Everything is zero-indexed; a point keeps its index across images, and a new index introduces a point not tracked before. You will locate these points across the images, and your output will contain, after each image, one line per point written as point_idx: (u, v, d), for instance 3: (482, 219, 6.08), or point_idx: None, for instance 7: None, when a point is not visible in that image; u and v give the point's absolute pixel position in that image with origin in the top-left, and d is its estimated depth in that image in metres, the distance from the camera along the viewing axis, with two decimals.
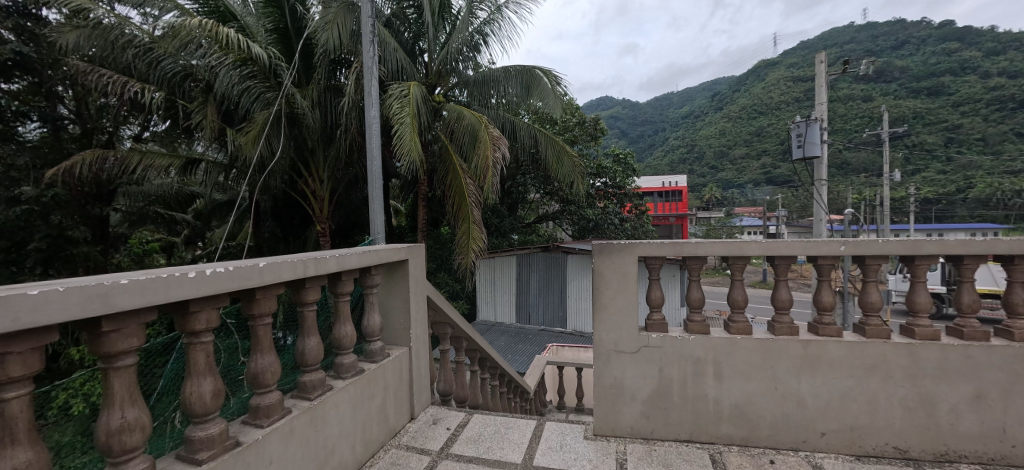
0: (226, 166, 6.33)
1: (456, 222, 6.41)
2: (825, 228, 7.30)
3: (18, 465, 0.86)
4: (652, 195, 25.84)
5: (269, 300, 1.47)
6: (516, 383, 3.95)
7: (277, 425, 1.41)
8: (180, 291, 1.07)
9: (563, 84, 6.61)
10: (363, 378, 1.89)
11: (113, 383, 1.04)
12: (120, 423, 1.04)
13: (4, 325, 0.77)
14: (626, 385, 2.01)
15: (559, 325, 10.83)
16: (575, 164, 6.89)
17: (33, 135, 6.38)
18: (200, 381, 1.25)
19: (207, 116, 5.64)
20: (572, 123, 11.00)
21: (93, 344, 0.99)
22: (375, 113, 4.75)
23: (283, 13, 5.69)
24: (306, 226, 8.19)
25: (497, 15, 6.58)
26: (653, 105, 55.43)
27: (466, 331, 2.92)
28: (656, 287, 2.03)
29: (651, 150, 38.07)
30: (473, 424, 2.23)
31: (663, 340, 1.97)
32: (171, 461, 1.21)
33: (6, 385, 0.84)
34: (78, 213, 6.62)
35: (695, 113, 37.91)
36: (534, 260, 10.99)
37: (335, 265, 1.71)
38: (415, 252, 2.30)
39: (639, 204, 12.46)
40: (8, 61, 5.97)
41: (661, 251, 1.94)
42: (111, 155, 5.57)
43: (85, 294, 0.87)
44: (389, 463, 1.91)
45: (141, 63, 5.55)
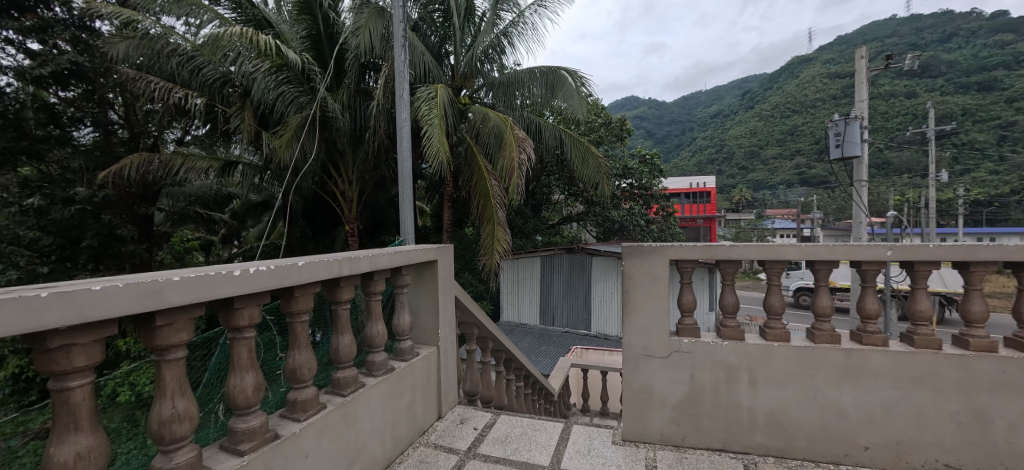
0: (261, 168, 6.57)
1: (480, 222, 6.46)
2: (865, 230, 6.95)
3: (80, 450, 0.91)
4: (679, 196, 25.30)
5: (307, 298, 1.52)
6: (540, 385, 3.93)
7: (313, 420, 1.45)
8: (225, 288, 1.12)
9: (587, 85, 6.57)
10: (393, 376, 1.92)
11: (164, 375, 1.09)
12: (171, 413, 1.09)
13: (69, 317, 0.82)
14: (656, 390, 1.97)
15: (584, 326, 10.71)
16: (601, 165, 6.84)
17: (87, 139, 6.82)
18: (242, 375, 1.30)
19: (245, 120, 5.88)
20: (597, 123, 10.90)
21: (149, 337, 1.05)
22: (405, 115, 4.84)
23: (316, 20, 5.89)
24: (334, 226, 8.41)
25: (522, 17, 6.63)
26: (681, 105, 54.29)
27: (492, 331, 2.93)
28: (688, 292, 1.98)
29: (679, 150, 37.23)
30: (500, 425, 2.24)
31: (695, 345, 1.93)
32: (214, 451, 1.26)
33: (71, 374, 0.90)
34: (125, 212, 7.00)
35: (724, 112, 36.90)
36: (558, 260, 10.89)
37: (368, 265, 1.75)
38: (444, 252, 2.33)
39: (665, 205, 12.26)
40: (65, 70, 6.31)
41: (693, 254, 1.90)
42: (157, 158, 5.88)
43: (140, 290, 0.92)
44: (418, 460, 1.93)
45: (184, 70, 5.83)
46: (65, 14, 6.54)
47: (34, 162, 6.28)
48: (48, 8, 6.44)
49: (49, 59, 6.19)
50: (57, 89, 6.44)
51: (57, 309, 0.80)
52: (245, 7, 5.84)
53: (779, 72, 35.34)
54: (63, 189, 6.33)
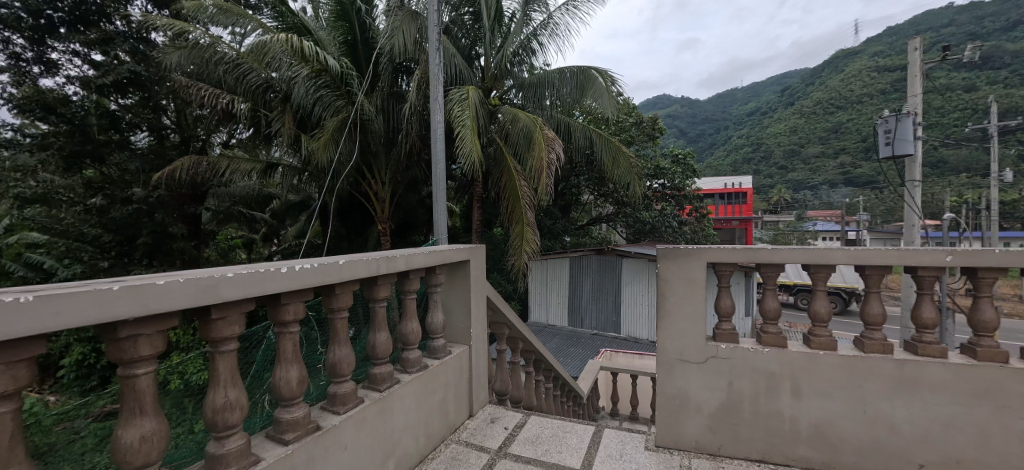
0: (300, 169, 6.82)
1: (509, 222, 6.47)
2: (918, 234, 6.53)
3: (144, 433, 0.98)
4: (714, 197, 24.52)
5: (346, 296, 1.57)
6: (569, 387, 3.91)
7: (352, 413, 1.51)
8: (274, 285, 1.18)
9: (618, 84, 6.47)
10: (427, 373, 1.96)
11: (218, 366, 1.16)
12: (223, 402, 1.15)
13: (137, 310, 0.88)
14: (692, 396, 1.93)
15: (613, 329, 10.54)
16: (632, 165, 6.72)
17: (143, 143, 7.27)
18: (288, 368, 1.36)
19: (285, 123, 6.13)
20: (628, 123, 10.71)
21: (205, 330, 1.12)
22: (439, 117, 4.92)
23: (352, 26, 6.06)
24: (367, 225, 8.64)
25: (552, 18, 6.61)
26: (716, 102, 52.63)
27: (522, 332, 2.94)
28: (726, 296, 1.92)
29: (713, 150, 36.12)
30: (530, 426, 2.24)
31: (732, 351, 1.87)
32: (261, 440, 1.32)
33: (136, 362, 0.96)
34: (176, 211, 7.38)
35: (761, 109, 35.53)
36: (587, 262, 10.76)
37: (404, 264, 1.79)
38: (476, 252, 2.35)
39: (699, 206, 11.95)
40: (124, 79, 6.72)
41: (732, 258, 1.84)
42: (205, 161, 6.20)
43: (198, 285, 0.98)
44: (450, 458, 1.96)
45: (231, 77, 6.12)
46: (125, 28, 7.08)
47: (96, 164, 6.88)
48: (110, 21, 7.07)
49: (111, 70, 6.62)
50: (117, 97, 6.90)
51: (127, 301, 0.86)
52: (286, 16, 6.14)
53: (822, 66, 33.69)
54: (122, 190, 6.80)
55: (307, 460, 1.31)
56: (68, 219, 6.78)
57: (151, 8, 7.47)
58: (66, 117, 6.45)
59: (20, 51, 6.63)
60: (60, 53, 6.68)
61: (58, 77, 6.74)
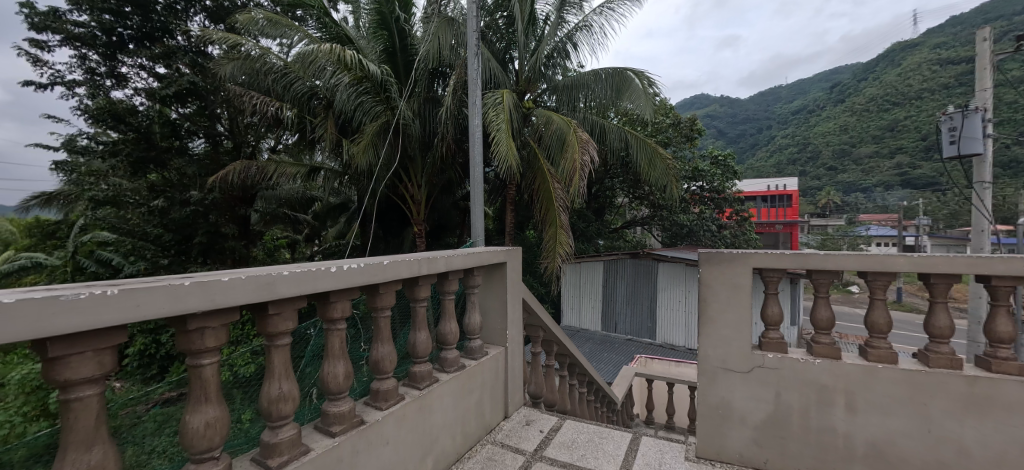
0: (340, 172, 7.07)
1: (542, 225, 6.46)
2: (988, 240, 6.01)
3: (208, 420, 1.05)
4: (756, 200, 23.52)
5: (389, 295, 1.62)
6: (603, 392, 3.85)
7: (393, 409, 1.55)
8: (324, 283, 1.24)
9: (655, 85, 6.33)
10: (464, 373, 1.99)
11: (273, 359, 1.23)
12: (277, 393, 1.22)
13: (206, 305, 0.95)
14: (735, 407, 1.86)
15: (648, 335, 10.30)
16: (668, 167, 6.54)
17: (200, 149, 7.78)
18: (335, 363, 1.42)
19: (327, 129, 6.40)
20: (664, 124, 10.42)
21: (263, 323, 1.18)
22: (476, 120, 4.97)
23: (391, 34, 6.25)
24: (403, 227, 8.87)
25: (587, 20, 6.56)
26: (759, 101, 50.55)
27: (557, 335, 2.93)
28: (773, 303, 1.85)
29: (755, 151, 34.71)
30: (565, 430, 2.23)
31: (780, 361, 1.79)
32: (309, 430, 1.38)
33: (203, 352, 1.04)
34: (228, 212, 7.81)
35: (809, 107, 33.82)
36: (621, 266, 10.58)
37: (443, 265, 1.83)
38: (513, 254, 2.36)
39: (739, 209, 11.53)
40: (184, 90, 7.21)
41: (780, 263, 1.77)
42: (254, 165, 6.53)
43: (257, 282, 1.04)
44: (485, 458, 1.98)
45: (279, 86, 6.44)
46: (185, 42, 7.59)
47: (159, 170, 7.43)
48: (172, 36, 7.58)
49: (173, 81, 7.11)
50: (178, 106, 7.41)
51: (196, 296, 0.93)
52: (330, 27, 6.41)
53: (877, 61, 31.73)
54: (180, 193, 7.32)
55: (351, 453, 1.36)
56: (134, 219, 7.30)
57: (208, 23, 7.98)
58: (133, 126, 7.01)
59: (95, 66, 7.39)
60: (129, 68, 7.38)
61: (127, 88, 7.44)
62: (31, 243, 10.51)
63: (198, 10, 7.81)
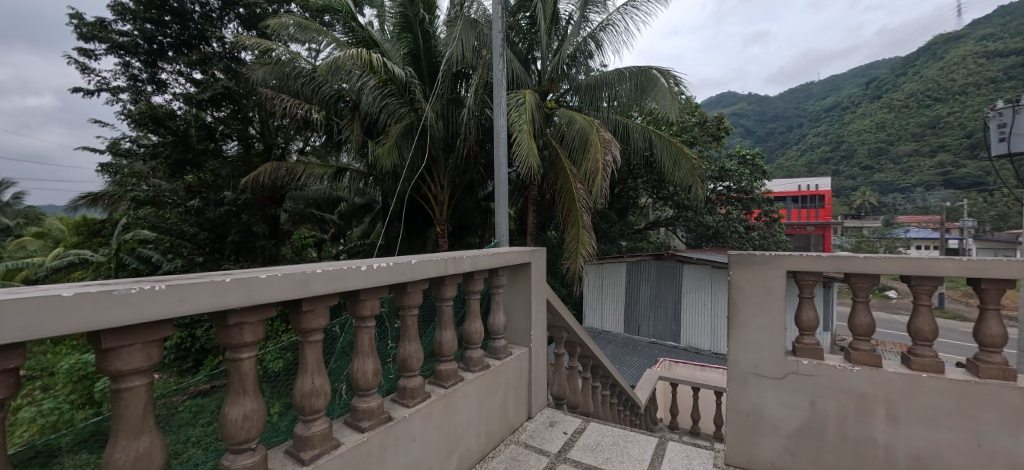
0: (365, 173, 7.20)
1: (565, 226, 6.43)
2: None
3: (246, 412, 1.09)
4: (786, 201, 22.78)
5: (416, 294, 1.64)
6: (626, 395, 3.80)
7: (420, 407, 1.57)
8: (355, 281, 1.26)
9: (681, 84, 6.21)
10: (489, 373, 2.00)
11: (306, 354, 1.26)
12: (310, 388, 1.26)
13: (245, 300, 0.98)
14: (767, 414, 1.80)
15: (672, 338, 10.12)
16: (694, 167, 6.40)
17: (233, 151, 8.09)
18: (363, 360, 1.45)
19: (353, 131, 6.55)
20: (690, 123, 10.20)
21: (297, 320, 1.22)
22: (501, 121, 4.98)
23: (415, 36, 6.31)
24: (427, 227, 8.94)
25: (611, 19, 6.48)
26: (790, 99, 49.01)
27: (581, 337, 2.91)
28: (808, 308, 1.78)
29: (785, 149, 33.65)
30: (589, 432, 2.21)
31: (815, 367, 1.73)
32: (340, 425, 1.41)
33: (242, 347, 1.08)
34: (259, 212, 8.07)
35: (843, 104, 32.55)
36: (644, 268, 10.41)
37: (469, 265, 1.84)
38: (538, 255, 2.35)
39: (768, 210, 11.21)
40: (219, 95, 7.49)
41: (817, 266, 1.71)
42: (283, 167, 6.72)
43: (292, 280, 1.07)
44: (509, 457, 1.98)
45: (307, 89, 6.62)
46: (220, 48, 7.89)
47: (195, 171, 7.75)
48: (208, 43, 7.88)
49: (209, 86, 7.40)
50: (213, 110, 7.69)
51: (236, 292, 0.96)
52: (357, 31, 6.53)
53: (917, 55, 30.32)
54: (215, 193, 7.61)
55: (379, 448, 1.38)
56: (172, 219, 7.62)
57: (241, 29, 8.27)
58: (172, 130, 7.33)
59: (138, 73, 7.77)
60: (168, 74, 7.73)
61: (166, 93, 7.80)
62: (79, 241, 11.12)
63: (232, 18, 8.12)
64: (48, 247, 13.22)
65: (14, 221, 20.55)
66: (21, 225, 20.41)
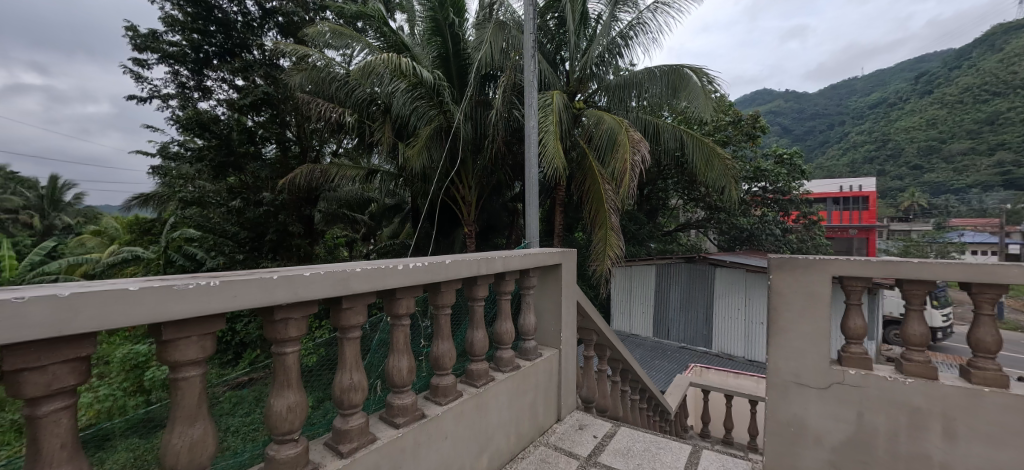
0: (396, 175, 7.34)
1: (593, 227, 6.36)
2: None
3: (290, 404, 1.13)
4: (826, 202, 21.76)
5: (449, 294, 1.66)
6: (656, 400, 3.72)
7: (452, 405, 1.59)
8: (392, 280, 1.29)
9: (714, 82, 6.04)
10: (520, 373, 2.01)
11: (345, 350, 1.30)
12: (349, 383, 1.30)
13: (291, 297, 1.02)
14: (810, 425, 1.72)
15: (703, 343, 9.85)
16: (727, 168, 6.21)
17: (271, 153, 8.41)
18: (399, 358, 1.48)
19: (385, 133, 6.71)
20: (724, 122, 9.91)
21: (337, 316, 1.26)
22: (532, 122, 4.97)
23: (444, 39, 6.39)
24: (455, 228, 9.01)
25: (642, 17, 6.35)
26: (832, 95, 46.92)
27: (611, 339, 2.86)
28: (856, 315, 1.70)
29: (825, 148, 32.26)
30: (620, 437, 2.18)
31: (863, 378, 1.64)
32: (375, 420, 1.44)
33: (287, 341, 1.12)
34: (295, 212, 8.35)
35: (890, 100, 30.86)
36: (674, 271, 10.15)
37: (501, 265, 1.86)
38: (569, 255, 2.34)
39: (807, 211, 10.78)
40: (259, 100, 7.82)
41: (865, 271, 1.62)
42: (318, 169, 6.95)
43: (333, 278, 1.11)
44: (539, 459, 1.98)
45: (341, 93, 6.81)
46: (260, 56, 8.24)
47: (236, 172, 8.11)
48: (250, 51, 8.24)
49: (250, 92, 7.75)
50: (254, 115, 8.03)
51: (283, 289, 1.00)
52: (388, 36, 6.70)
53: (973, 47, 28.47)
54: (255, 194, 7.95)
55: (414, 445, 1.41)
56: (215, 218, 7.98)
57: (279, 36, 8.61)
58: (217, 134, 7.73)
59: (186, 80, 8.22)
60: (213, 81, 8.14)
61: (210, 100, 8.21)
62: (132, 238, 11.84)
63: (272, 26, 8.45)
64: (105, 244, 14.14)
65: (74, 220, 21.98)
66: (81, 223, 21.92)
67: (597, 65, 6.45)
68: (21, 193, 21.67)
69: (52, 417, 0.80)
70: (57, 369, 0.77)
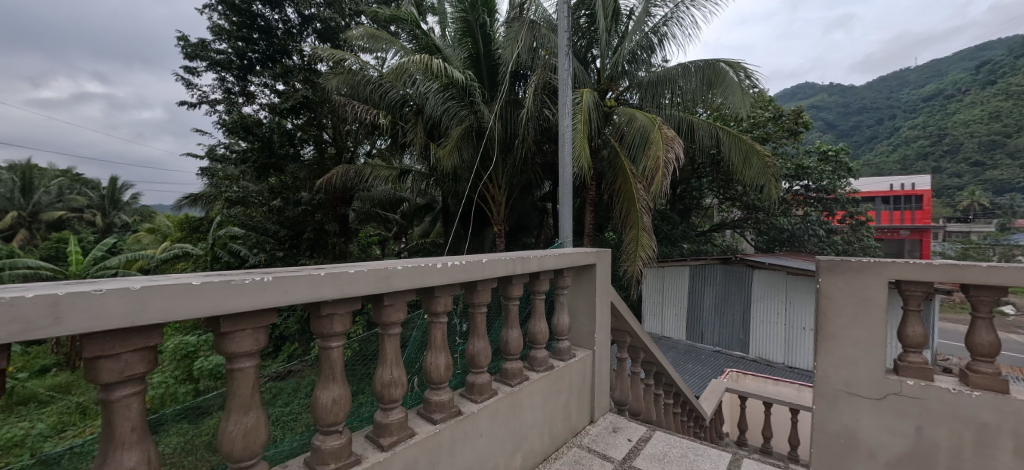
0: (427, 174, 7.45)
1: (624, 227, 6.25)
2: None
3: (334, 397, 1.17)
4: (875, 202, 20.55)
5: (485, 292, 1.67)
6: (691, 405, 3.62)
7: (487, 403, 1.60)
8: (431, 278, 1.31)
9: (752, 77, 5.81)
10: (554, 373, 2.00)
11: (386, 346, 1.34)
12: (389, 378, 1.33)
13: (336, 293, 1.05)
14: (863, 437, 1.63)
15: (739, 348, 9.51)
16: (767, 165, 5.97)
17: (309, 155, 8.71)
18: (436, 355, 1.51)
19: (417, 134, 6.83)
20: (763, 118, 9.53)
21: (378, 312, 1.29)
22: (567, 121, 4.94)
23: (475, 39, 6.44)
24: (484, 227, 9.08)
25: (676, 12, 6.17)
26: (881, 88, 44.30)
27: (644, 341, 2.81)
28: (915, 322, 1.59)
29: (873, 144, 30.56)
30: (655, 441, 2.13)
31: (923, 389, 1.54)
32: (413, 415, 1.47)
33: (332, 336, 1.16)
34: (332, 211, 8.63)
35: (947, 92, 28.88)
36: (709, 273, 9.84)
37: (537, 264, 1.86)
38: (603, 255, 2.31)
39: (854, 211, 10.27)
40: (299, 103, 8.14)
41: (924, 275, 1.52)
42: (353, 169, 7.15)
43: (374, 275, 1.14)
44: (572, 460, 1.96)
45: (375, 95, 6.98)
46: (300, 61, 8.56)
47: (277, 173, 8.43)
48: (290, 57, 8.58)
49: (291, 96, 8.07)
50: (293, 117, 8.33)
51: (329, 285, 1.03)
52: (421, 38, 6.83)
53: None
54: (294, 194, 8.28)
55: (450, 441, 1.43)
56: (257, 218, 8.35)
57: (317, 41, 8.91)
58: (260, 137, 8.10)
59: (231, 86, 8.65)
60: (257, 86, 8.52)
61: (254, 104, 8.62)
62: (183, 236, 12.58)
63: (311, 32, 8.76)
64: (159, 241, 15.11)
65: (132, 219, 23.68)
66: (138, 222, 23.44)
67: (629, 62, 6.34)
68: (85, 194, 23.34)
69: (125, 402, 0.85)
70: (129, 357, 0.83)
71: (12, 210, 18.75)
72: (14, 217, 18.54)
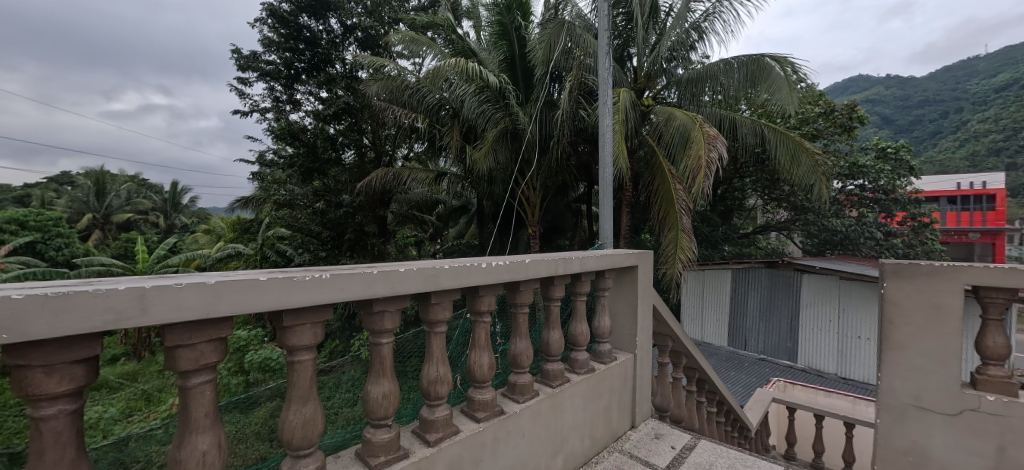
0: (463, 176, 7.55)
1: (662, 228, 6.08)
2: None
3: (384, 392, 1.21)
4: (939, 202, 18.97)
5: (527, 293, 1.68)
6: (735, 414, 3.47)
7: (530, 403, 1.60)
8: (476, 277, 1.33)
9: (801, 71, 5.52)
10: (596, 376, 1.98)
11: (432, 344, 1.36)
12: (436, 375, 1.36)
13: (387, 291, 1.09)
14: (935, 456, 1.51)
15: (787, 356, 9.03)
16: (817, 163, 5.65)
17: (349, 159, 8.98)
18: (480, 353, 1.52)
19: (453, 137, 6.92)
20: (813, 113, 9.00)
21: (425, 310, 1.33)
22: (607, 121, 4.85)
23: (511, 42, 6.49)
24: (519, 229, 9.09)
25: (717, 7, 5.99)
26: (945, 79, 41.02)
27: (687, 346, 2.73)
28: (995, 331, 1.46)
29: (936, 139, 28.29)
30: (701, 450, 2.07)
31: (1006, 406, 1.41)
32: (457, 412, 1.50)
33: (382, 333, 1.20)
34: (372, 213, 8.89)
35: (1021, 81, 26.44)
36: (754, 276, 9.41)
37: (579, 265, 1.84)
38: (645, 257, 2.26)
39: (917, 212, 9.66)
40: (341, 109, 8.44)
41: (1005, 281, 1.39)
42: (391, 172, 7.32)
43: (421, 274, 1.17)
44: (614, 464, 1.93)
45: (413, 100, 7.11)
46: (342, 69, 8.88)
47: (320, 177, 8.72)
48: (333, 65, 8.92)
49: (334, 102, 8.39)
50: (335, 123, 8.63)
51: (381, 283, 1.07)
52: (457, 43, 6.96)
53: None
54: (336, 196, 8.56)
55: (493, 440, 1.44)
56: (302, 219, 8.73)
57: (357, 49, 9.21)
58: (304, 141, 8.44)
59: (280, 94, 9.15)
60: (302, 93, 8.91)
61: (300, 111, 9.03)
62: (234, 236, 13.34)
63: (352, 41, 9.06)
64: (213, 240, 16.12)
65: (189, 220, 25.39)
66: (194, 223, 25.20)
67: (667, 59, 6.16)
68: (149, 197, 25.10)
69: (199, 389, 0.92)
70: (203, 347, 0.89)
71: (88, 212, 20.54)
72: (90, 219, 20.32)
